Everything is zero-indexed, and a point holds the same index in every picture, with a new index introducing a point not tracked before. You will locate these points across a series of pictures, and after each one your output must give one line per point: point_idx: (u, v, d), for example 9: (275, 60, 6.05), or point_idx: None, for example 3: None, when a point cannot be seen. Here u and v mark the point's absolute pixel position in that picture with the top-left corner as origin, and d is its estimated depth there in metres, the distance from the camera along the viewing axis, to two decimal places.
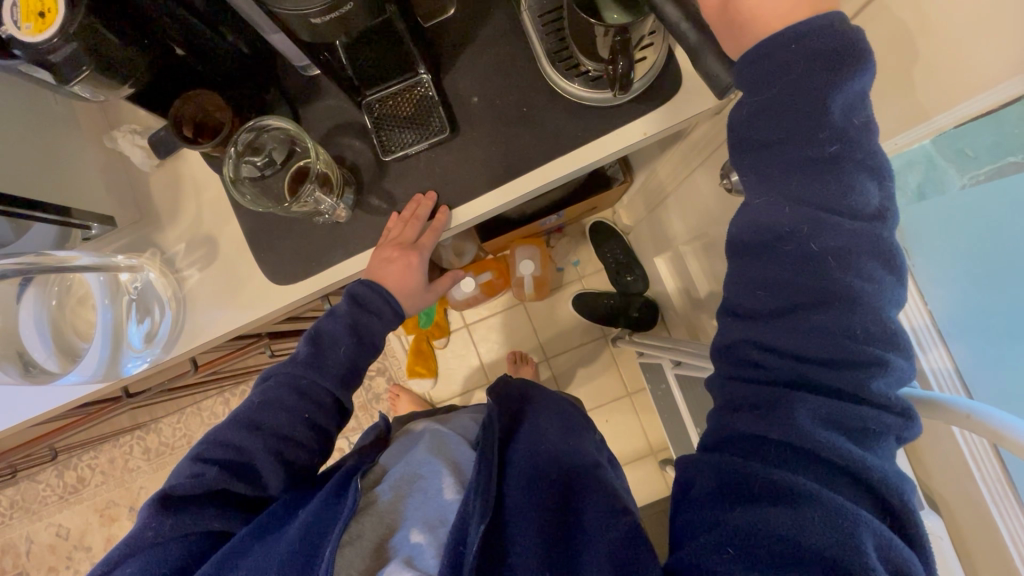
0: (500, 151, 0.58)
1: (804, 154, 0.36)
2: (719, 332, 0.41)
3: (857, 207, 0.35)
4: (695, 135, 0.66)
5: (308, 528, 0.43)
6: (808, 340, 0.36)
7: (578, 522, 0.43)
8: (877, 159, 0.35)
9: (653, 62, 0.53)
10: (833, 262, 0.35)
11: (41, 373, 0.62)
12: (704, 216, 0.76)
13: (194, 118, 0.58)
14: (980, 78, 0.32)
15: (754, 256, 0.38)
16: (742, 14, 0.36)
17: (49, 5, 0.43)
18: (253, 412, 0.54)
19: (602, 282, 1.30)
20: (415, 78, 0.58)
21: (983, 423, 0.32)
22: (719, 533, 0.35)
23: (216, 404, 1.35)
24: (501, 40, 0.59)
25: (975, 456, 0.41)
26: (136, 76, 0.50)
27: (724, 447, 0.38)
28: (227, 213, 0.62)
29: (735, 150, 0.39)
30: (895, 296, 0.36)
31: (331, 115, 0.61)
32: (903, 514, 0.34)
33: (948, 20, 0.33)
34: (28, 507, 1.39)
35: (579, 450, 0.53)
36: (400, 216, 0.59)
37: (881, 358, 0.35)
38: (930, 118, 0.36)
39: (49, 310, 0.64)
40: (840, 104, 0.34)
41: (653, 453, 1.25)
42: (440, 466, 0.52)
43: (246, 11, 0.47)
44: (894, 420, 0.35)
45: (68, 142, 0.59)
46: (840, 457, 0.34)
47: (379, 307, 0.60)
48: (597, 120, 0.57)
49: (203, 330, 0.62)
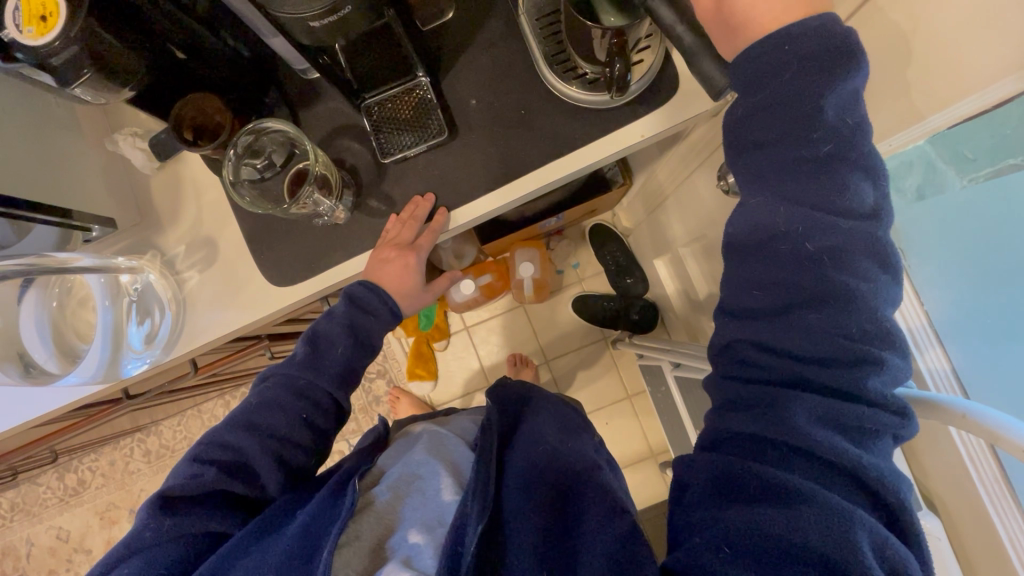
0: (498, 153, 0.59)
1: (798, 154, 0.36)
2: (716, 332, 0.41)
3: (852, 207, 0.35)
4: (694, 137, 0.66)
5: (306, 529, 0.43)
6: (804, 340, 0.36)
7: (576, 522, 0.43)
8: (871, 158, 0.35)
9: (650, 65, 0.53)
10: (828, 261, 0.36)
11: (41, 374, 0.62)
12: (703, 218, 0.76)
13: (194, 121, 0.58)
14: (975, 77, 0.32)
15: (750, 256, 0.38)
16: (736, 15, 0.37)
17: (50, 9, 0.43)
18: (253, 412, 0.54)
19: (602, 285, 1.30)
20: (414, 81, 0.58)
21: (980, 423, 0.32)
22: (717, 533, 0.35)
23: (216, 407, 1.35)
24: (499, 43, 0.59)
25: (973, 456, 0.41)
26: (137, 79, 0.50)
27: (721, 447, 0.38)
28: (227, 216, 0.63)
29: (731, 150, 0.39)
30: (890, 295, 0.36)
31: (331, 117, 0.61)
32: (900, 513, 0.34)
33: (941, 21, 0.33)
34: (29, 509, 1.39)
35: (578, 451, 0.53)
36: (399, 217, 0.60)
37: (877, 357, 0.35)
38: (924, 119, 0.37)
39: (50, 312, 0.64)
40: (834, 104, 0.34)
41: (653, 455, 1.25)
42: (438, 467, 0.52)
43: (245, 14, 0.47)
44: (890, 419, 0.35)
45: (70, 145, 0.59)
46: (837, 456, 0.34)
47: (377, 308, 0.61)
48: (596, 122, 0.57)
49: (202, 331, 0.63)
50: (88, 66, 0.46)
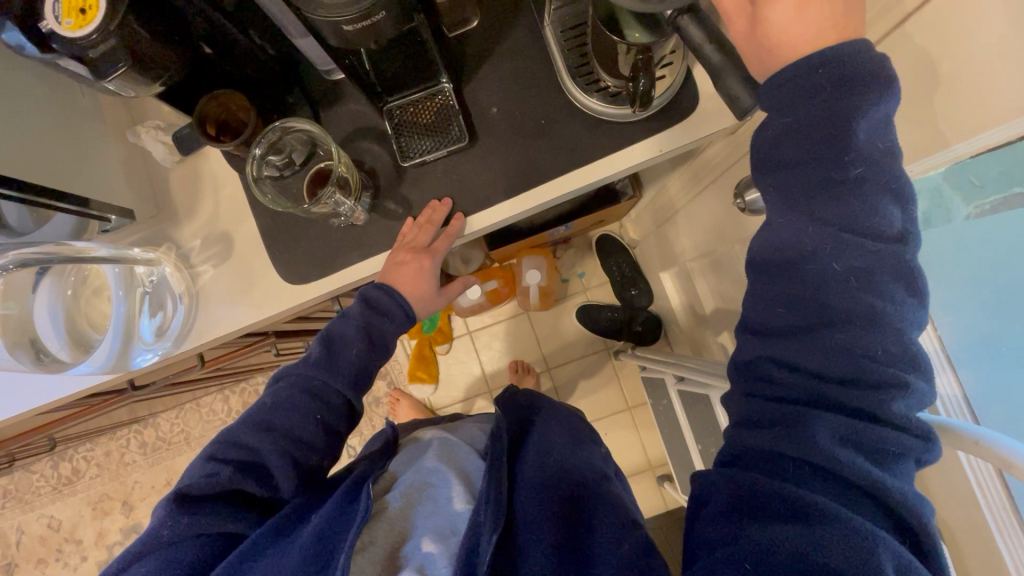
0: (517, 160, 0.59)
1: (827, 176, 0.36)
2: (738, 348, 0.42)
3: (881, 229, 0.36)
4: (708, 154, 0.67)
5: (322, 532, 0.44)
6: (827, 360, 0.36)
7: (588, 535, 0.44)
8: (900, 182, 0.36)
9: (672, 81, 0.54)
10: (856, 281, 0.36)
11: (53, 362, 0.62)
12: (714, 233, 0.76)
13: (218, 117, 0.59)
14: (1000, 109, 0.33)
15: (775, 275, 0.39)
16: (771, 38, 0.37)
17: (92, 2, 0.43)
18: (267, 411, 0.54)
19: (606, 295, 1.31)
20: (437, 86, 0.59)
21: (993, 450, 0.32)
22: (736, 551, 0.35)
23: (216, 401, 1.35)
24: (523, 53, 0.60)
25: (981, 482, 0.41)
26: (168, 75, 0.51)
27: (741, 464, 0.39)
28: (245, 212, 0.63)
29: (756, 169, 0.40)
30: (916, 317, 0.37)
31: (353, 119, 0.62)
32: (922, 537, 0.34)
33: (970, 53, 0.34)
34: (21, 497, 1.39)
35: (588, 462, 0.53)
36: (415, 221, 0.61)
37: (902, 379, 0.35)
38: (949, 147, 0.37)
39: (65, 299, 0.64)
40: (866, 128, 0.35)
41: (651, 468, 1.25)
42: (449, 474, 0.52)
43: (274, 12, 0.47)
44: (914, 442, 0.35)
45: (93, 135, 0.59)
46: (860, 477, 0.34)
47: (390, 309, 0.61)
48: (615, 135, 0.58)
49: (214, 326, 0.63)
50: (123, 60, 0.46)
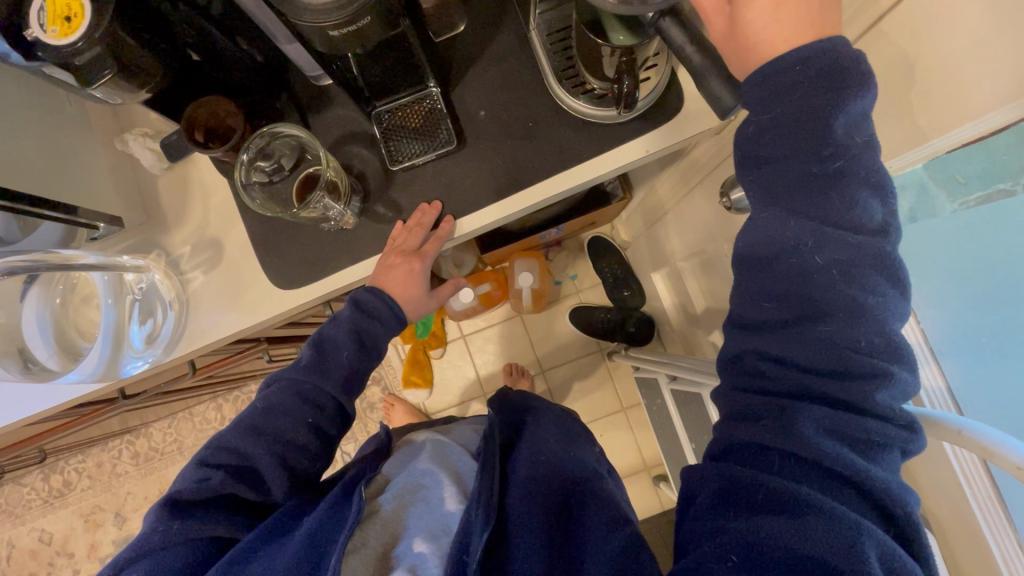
0: (505, 162, 0.60)
1: (807, 171, 0.37)
2: (726, 343, 0.42)
3: (860, 222, 0.36)
4: (696, 154, 0.67)
5: (314, 533, 0.44)
6: (812, 353, 0.37)
7: (579, 533, 0.44)
8: (879, 176, 0.36)
9: (657, 83, 0.55)
10: (838, 274, 0.37)
11: (41, 371, 0.62)
12: (703, 232, 0.77)
13: (206, 122, 0.58)
14: (976, 104, 0.33)
15: (760, 271, 0.40)
16: (749, 37, 0.38)
17: (76, 10, 0.43)
18: (258, 417, 0.54)
19: (599, 296, 1.31)
20: (425, 90, 0.59)
21: (976, 440, 0.33)
22: (724, 542, 0.36)
23: (208, 409, 1.34)
24: (510, 56, 0.60)
25: (967, 473, 0.42)
26: (155, 81, 0.51)
27: (728, 457, 0.39)
28: (234, 217, 0.63)
29: (740, 166, 0.41)
30: (898, 309, 0.37)
31: (342, 124, 0.62)
32: (906, 525, 0.35)
33: (945, 50, 0.34)
34: (12, 510, 1.37)
35: (579, 460, 0.54)
36: (405, 224, 0.61)
37: (886, 370, 0.36)
38: (928, 141, 0.38)
39: (53, 308, 0.64)
40: (843, 123, 0.35)
41: (646, 468, 1.25)
42: (441, 476, 0.52)
43: (262, 19, 0.48)
44: (898, 432, 0.36)
45: (80, 143, 0.59)
46: (845, 467, 0.35)
47: (379, 312, 0.62)
48: (601, 136, 0.58)
49: (204, 331, 0.63)
50: (109, 67, 0.46)
